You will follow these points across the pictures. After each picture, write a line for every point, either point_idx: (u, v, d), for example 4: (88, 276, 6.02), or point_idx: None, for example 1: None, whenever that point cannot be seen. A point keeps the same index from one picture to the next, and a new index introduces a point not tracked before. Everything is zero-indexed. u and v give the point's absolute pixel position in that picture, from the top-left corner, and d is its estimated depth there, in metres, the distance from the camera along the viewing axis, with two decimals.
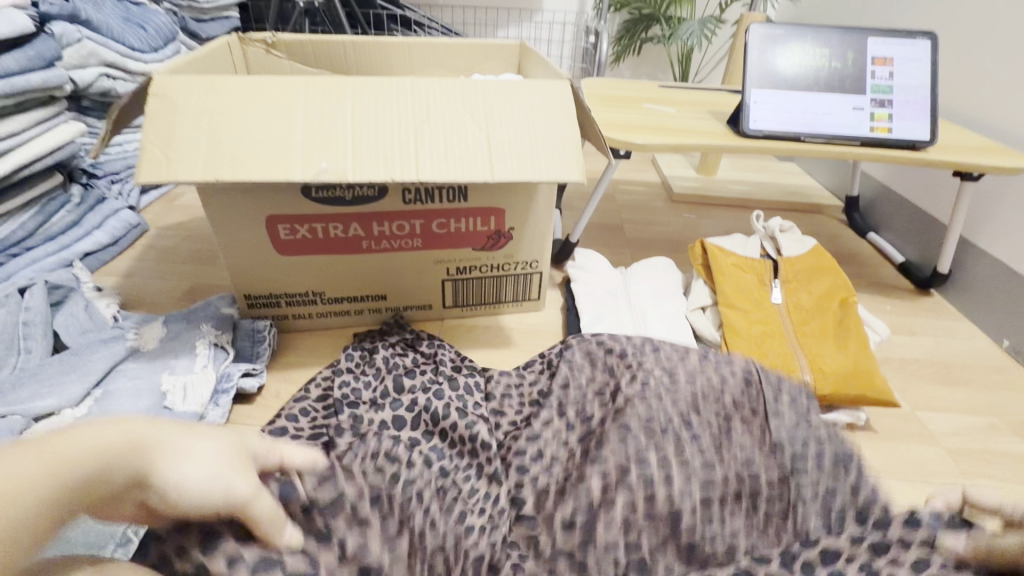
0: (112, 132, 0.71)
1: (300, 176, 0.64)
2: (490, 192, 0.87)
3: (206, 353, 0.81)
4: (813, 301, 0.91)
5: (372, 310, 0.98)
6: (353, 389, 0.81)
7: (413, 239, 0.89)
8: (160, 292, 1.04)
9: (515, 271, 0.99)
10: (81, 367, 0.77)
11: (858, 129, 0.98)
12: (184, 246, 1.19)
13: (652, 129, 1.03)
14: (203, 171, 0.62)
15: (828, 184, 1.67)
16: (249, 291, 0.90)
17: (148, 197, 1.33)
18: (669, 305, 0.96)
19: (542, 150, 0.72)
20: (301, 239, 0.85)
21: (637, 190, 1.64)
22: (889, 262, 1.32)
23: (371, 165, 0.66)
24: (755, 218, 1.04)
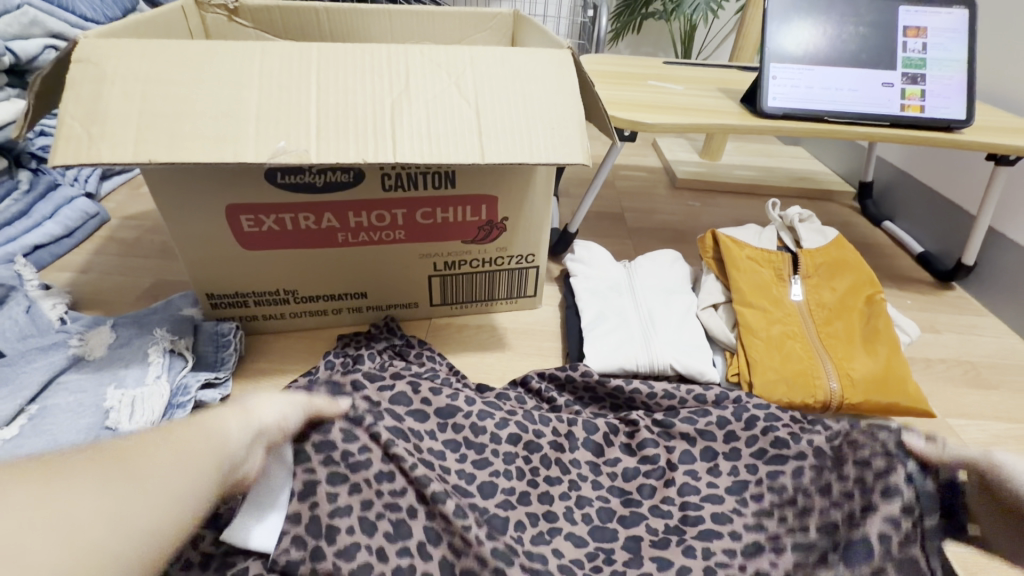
0: (36, 107, 0.61)
1: (253, 158, 0.54)
2: (481, 178, 0.77)
3: (160, 362, 0.72)
4: (837, 298, 0.83)
5: (352, 309, 0.89)
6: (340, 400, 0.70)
7: (395, 230, 0.80)
8: (117, 289, 0.94)
9: (509, 265, 0.90)
10: (14, 381, 0.67)
11: (887, 108, 0.88)
12: (147, 237, 1.08)
13: (660, 107, 0.93)
14: (135, 152, 0.52)
15: (839, 169, 1.58)
16: (211, 289, 0.80)
17: (109, 183, 1.22)
18: (679, 302, 0.88)
19: (539, 128, 0.62)
20: (267, 231, 0.76)
21: (638, 176, 1.55)
22: (907, 252, 1.24)
23: (338, 145, 0.56)
24: (771, 206, 0.96)
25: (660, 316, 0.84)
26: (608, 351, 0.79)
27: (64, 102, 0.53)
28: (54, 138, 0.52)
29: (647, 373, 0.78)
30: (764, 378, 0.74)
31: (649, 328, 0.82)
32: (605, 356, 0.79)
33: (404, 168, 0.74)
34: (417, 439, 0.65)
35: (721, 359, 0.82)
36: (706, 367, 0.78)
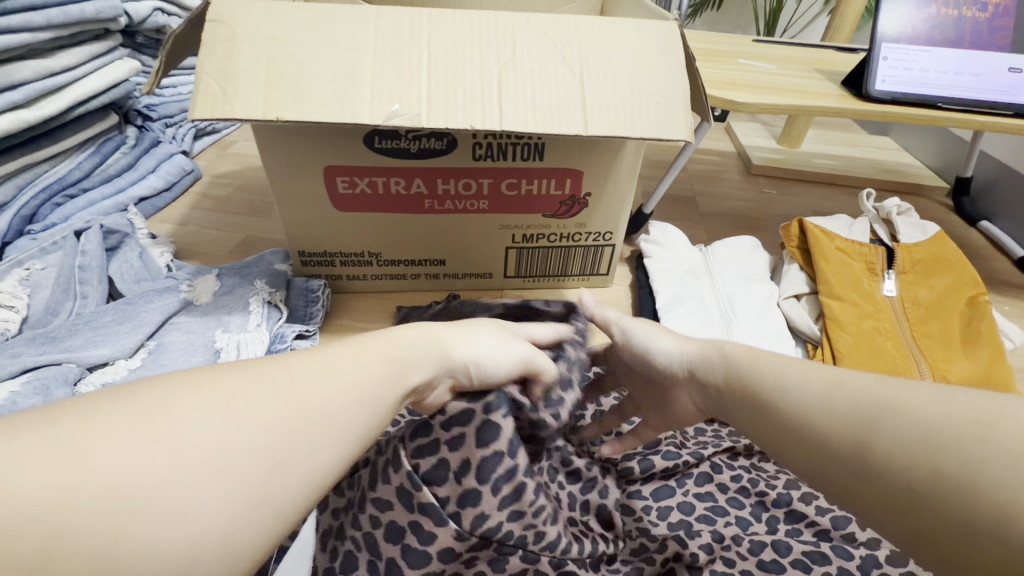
0: (167, 65, 0.65)
1: (369, 120, 0.56)
2: (571, 152, 0.77)
3: (260, 312, 0.77)
4: (933, 296, 0.79)
5: (430, 275, 0.91)
6: None
7: (479, 200, 0.81)
8: (212, 242, 1.01)
9: (586, 242, 0.90)
10: (136, 318, 0.74)
11: (1013, 95, 0.82)
12: (236, 195, 1.15)
13: (755, 87, 0.89)
14: (265, 110, 0.55)
15: (933, 163, 1.47)
16: (303, 248, 0.84)
17: (202, 142, 1.29)
18: (758, 290, 0.85)
19: (643, 101, 0.62)
20: (361, 194, 0.79)
21: (710, 160, 1.50)
22: (1005, 255, 1.16)
23: (448, 111, 0.57)
24: (866, 195, 0.91)
25: (740, 303, 0.83)
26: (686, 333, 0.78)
27: (200, 59, 0.56)
28: (192, 93, 0.55)
29: None
30: None
31: (728, 313, 0.81)
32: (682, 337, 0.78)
33: (495, 139, 0.75)
34: None
35: (802, 351, 0.80)
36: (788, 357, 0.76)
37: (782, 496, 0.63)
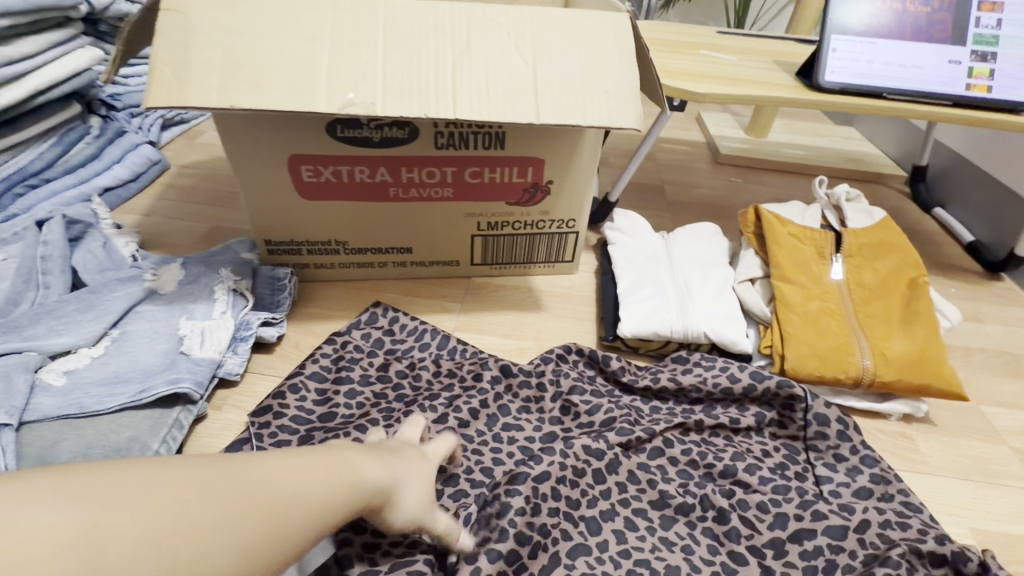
0: (123, 54, 0.65)
1: (325, 109, 0.57)
2: (531, 140, 0.79)
3: (225, 300, 0.77)
4: (877, 279, 0.83)
5: (397, 263, 0.93)
6: (379, 374, 0.77)
7: (444, 188, 0.83)
8: (179, 232, 1.00)
9: (549, 230, 0.92)
10: (99, 307, 0.74)
11: (952, 86, 0.86)
12: (205, 185, 1.14)
13: (713, 77, 0.92)
14: (220, 98, 0.55)
15: (893, 152, 1.52)
16: (269, 237, 0.85)
17: (170, 133, 1.28)
18: (715, 275, 0.88)
19: (595, 91, 0.64)
20: (324, 182, 0.79)
21: (680, 150, 1.53)
22: (955, 241, 1.21)
23: (403, 100, 0.59)
24: (819, 182, 0.94)
25: (698, 287, 0.86)
26: (644, 317, 0.81)
27: (155, 47, 0.56)
28: (147, 82, 0.55)
29: (681, 340, 0.80)
30: (797, 352, 0.76)
31: (686, 297, 0.84)
32: (640, 321, 0.81)
33: (456, 128, 0.76)
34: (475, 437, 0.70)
35: (755, 332, 0.84)
36: (739, 338, 0.79)
37: (727, 467, 0.67)
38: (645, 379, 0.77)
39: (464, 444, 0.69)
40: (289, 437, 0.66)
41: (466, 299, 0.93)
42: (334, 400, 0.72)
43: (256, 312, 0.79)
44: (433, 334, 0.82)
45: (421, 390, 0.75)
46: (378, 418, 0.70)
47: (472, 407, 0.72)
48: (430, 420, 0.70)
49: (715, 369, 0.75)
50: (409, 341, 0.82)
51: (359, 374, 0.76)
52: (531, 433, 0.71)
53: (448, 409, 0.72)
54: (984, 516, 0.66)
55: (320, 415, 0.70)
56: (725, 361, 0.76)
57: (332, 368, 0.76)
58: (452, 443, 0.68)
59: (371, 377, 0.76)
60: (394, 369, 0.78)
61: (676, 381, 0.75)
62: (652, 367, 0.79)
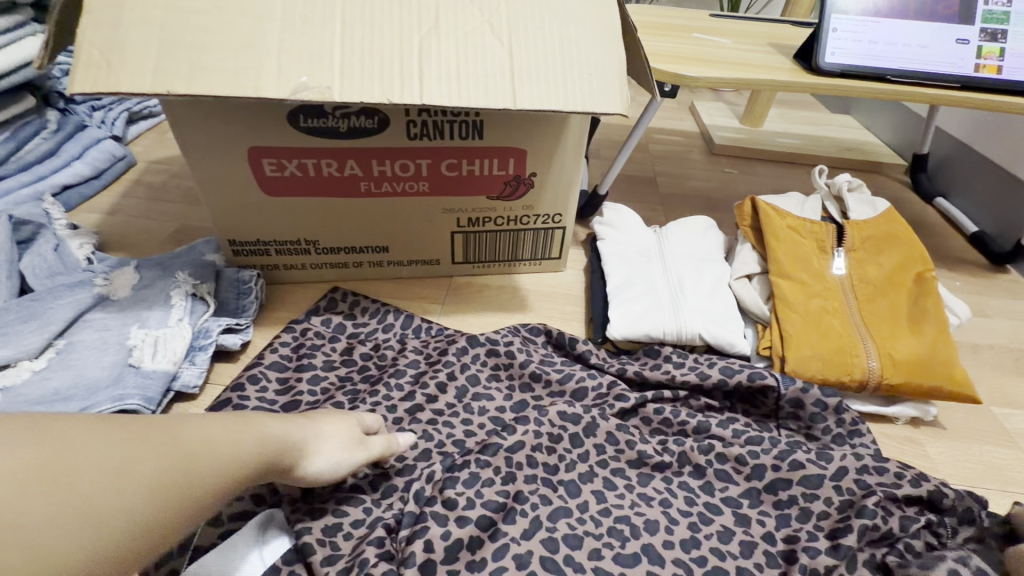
0: (56, 37, 0.59)
1: (274, 94, 0.51)
2: (512, 129, 0.73)
3: (183, 305, 0.72)
4: (882, 274, 0.78)
5: (373, 262, 0.87)
6: (345, 361, 0.73)
7: (419, 182, 0.77)
8: (142, 232, 0.94)
9: (535, 225, 0.86)
10: (43, 315, 0.68)
11: (960, 67, 0.80)
12: (173, 182, 1.08)
13: (706, 61, 0.86)
14: (154, 84, 0.50)
15: (892, 140, 1.47)
16: (233, 236, 0.79)
17: (136, 127, 1.21)
18: (711, 271, 0.83)
19: (576, 72, 0.58)
20: (289, 177, 0.74)
21: (673, 140, 1.48)
22: (959, 231, 1.16)
23: (363, 83, 0.53)
24: (818, 172, 0.89)
25: (692, 284, 0.81)
26: (635, 317, 0.76)
27: (81, 27, 0.50)
28: (71, 65, 0.50)
29: (674, 342, 0.75)
30: (798, 354, 0.71)
31: (679, 295, 0.79)
32: (630, 322, 0.75)
33: (430, 116, 0.71)
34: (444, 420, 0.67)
35: (752, 332, 0.79)
36: (737, 339, 0.74)
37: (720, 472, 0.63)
38: (621, 359, 0.74)
39: (431, 423, 0.66)
40: None
41: (447, 300, 0.87)
42: (297, 388, 0.68)
43: (217, 318, 0.74)
44: (396, 315, 0.80)
45: (387, 367, 0.73)
46: (344, 400, 0.67)
47: (439, 383, 0.70)
48: (396, 398, 0.68)
49: (685, 366, 0.71)
50: (372, 323, 0.79)
51: (322, 360, 0.73)
52: (501, 404, 0.69)
53: (415, 386, 0.70)
54: None
55: (283, 404, 0.66)
56: (702, 357, 0.72)
57: (293, 356, 0.73)
58: (422, 418, 0.66)
59: (336, 362, 0.73)
60: (359, 357, 0.74)
61: (642, 375, 0.71)
62: (621, 358, 0.75)
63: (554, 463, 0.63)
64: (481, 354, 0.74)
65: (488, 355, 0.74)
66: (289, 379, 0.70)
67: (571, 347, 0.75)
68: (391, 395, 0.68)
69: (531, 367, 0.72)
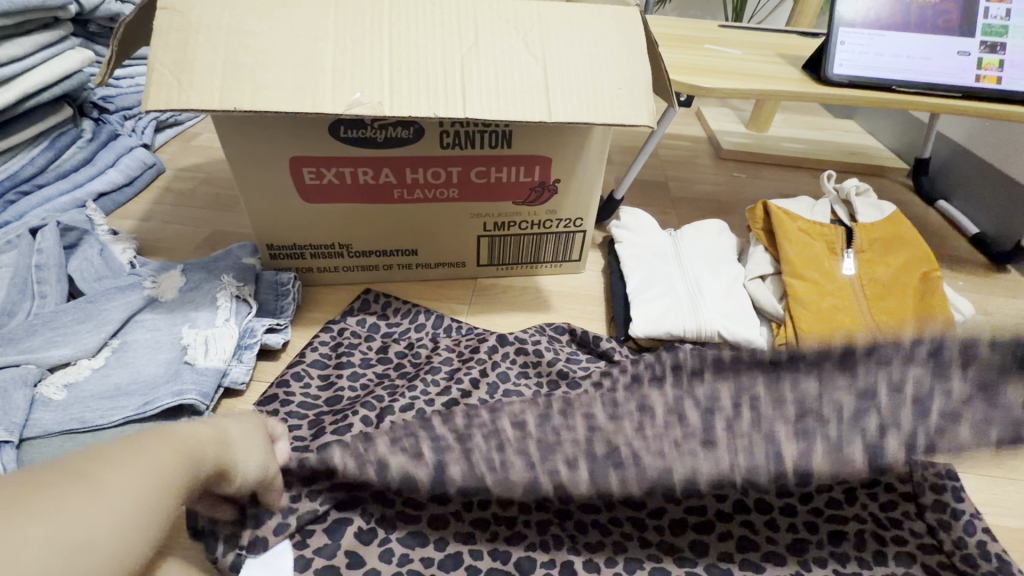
0: (118, 56, 0.63)
1: (332, 109, 0.55)
2: (539, 138, 0.77)
3: (229, 307, 0.75)
4: (889, 274, 0.82)
5: (402, 265, 0.91)
6: (381, 360, 0.77)
7: (449, 188, 0.81)
8: (178, 237, 0.98)
9: (557, 229, 0.90)
10: (98, 317, 0.72)
11: (962, 78, 0.85)
12: (202, 189, 1.12)
13: (720, 72, 0.90)
14: (221, 100, 0.54)
15: (894, 145, 1.52)
16: (272, 241, 0.83)
17: (164, 135, 1.25)
18: (726, 272, 0.87)
19: (606, 87, 0.62)
20: (328, 184, 0.78)
21: (681, 145, 1.52)
22: (959, 233, 1.20)
23: (411, 99, 0.57)
24: (827, 177, 0.94)
25: (709, 284, 0.85)
26: (656, 316, 0.80)
27: (153, 48, 0.54)
28: (145, 82, 0.54)
29: (694, 340, 0.79)
30: (813, 349, 0.75)
31: (697, 295, 0.83)
32: (651, 321, 0.79)
33: (462, 127, 0.75)
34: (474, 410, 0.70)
35: (767, 330, 0.83)
36: (753, 336, 0.78)
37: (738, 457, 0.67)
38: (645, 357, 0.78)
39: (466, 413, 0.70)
40: (295, 423, 0.66)
41: (473, 301, 0.91)
42: (338, 384, 0.72)
43: (260, 319, 0.77)
44: (428, 314, 0.84)
45: (422, 364, 0.76)
46: (384, 394, 0.70)
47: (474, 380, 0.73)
48: (433, 394, 0.71)
49: (704, 362, 0.75)
50: (404, 323, 0.83)
51: (359, 358, 0.76)
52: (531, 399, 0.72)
53: (450, 381, 0.73)
54: (1003, 511, 0.66)
55: (326, 400, 0.70)
56: (716, 354, 0.76)
57: (333, 355, 0.76)
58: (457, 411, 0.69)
59: (374, 361, 0.76)
60: (395, 355, 0.78)
61: (664, 371, 0.75)
62: (643, 355, 0.79)
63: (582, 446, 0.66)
64: (509, 352, 0.78)
65: (517, 353, 0.77)
66: (331, 376, 0.73)
67: (596, 346, 0.79)
68: (428, 388, 0.72)
69: (556, 366, 0.76)
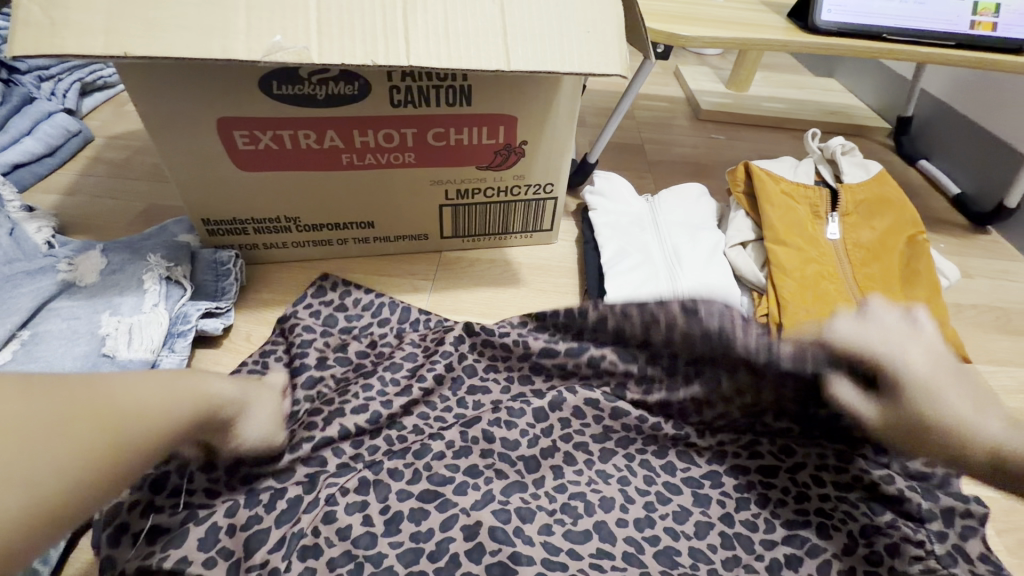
0: None
1: (246, 56, 0.46)
2: (501, 94, 0.69)
3: (157, 290, 0.68)
4: (875, 238, 0.78)
5: (358, 239, 0.83)
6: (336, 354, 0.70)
7: (404, 153, 0.73)
8: (106, 213, 0.88)
9: (526, 196, 0.83)
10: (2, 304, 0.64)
11: (955, 24, 0.79)
12: (136, 158, 1.01)
13: (701, 19, 0.82)
14: (107, 44, 0.44)
15: (876, 103, 1.47)
16: (207, 215, 0.74)
17: (91, 99, 1.12)
18: (706, 239, 0.82)
19: (572, 29, 0.55)
20: (264, 150, 0.69)
21: (659, 106, 1.44)
22: (941, 193, 1.17)
23: (343, 43, 0.49)
24: (811, 135, 0.88)
25: (688, 253, 0.79)
26: (631, 289, 0.75)
27: None
28: (11, 23, 0.44)
29: None
30: (796, 319, 0.70)
31: (675, 265, 0.77)
32: (627, 293, 0.74)
33: (414, 81, 0.66)
34: (431, 411, 0.65)
35: (748, 299, 0.79)
36: (735, 308, 0.73)
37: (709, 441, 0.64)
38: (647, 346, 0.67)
39: (422, 414, 0.65)
40: None
41: (437, 277, 0.84)
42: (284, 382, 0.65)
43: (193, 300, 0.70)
44: (392, 307, 0.76)
45: (382, 359, 0.70)
46: (334, 393, 0.64)
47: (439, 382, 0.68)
48: (390, 392, 0.65)
49: None
50: (362, 310, 0.76)
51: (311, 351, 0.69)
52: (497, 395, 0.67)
53: (410, 379, 0.67)
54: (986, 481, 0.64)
55: None
56: None
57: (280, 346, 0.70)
58: (414, 413, 0.64)
59: (333, 362, 0.69)
60: (352, 350, 0.71)
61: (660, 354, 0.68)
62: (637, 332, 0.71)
63: (540, 446, 0.62)
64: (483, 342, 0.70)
65: (490, 345, 0.70)
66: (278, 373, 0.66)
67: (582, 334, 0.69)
68: (386, 388, 0.66)
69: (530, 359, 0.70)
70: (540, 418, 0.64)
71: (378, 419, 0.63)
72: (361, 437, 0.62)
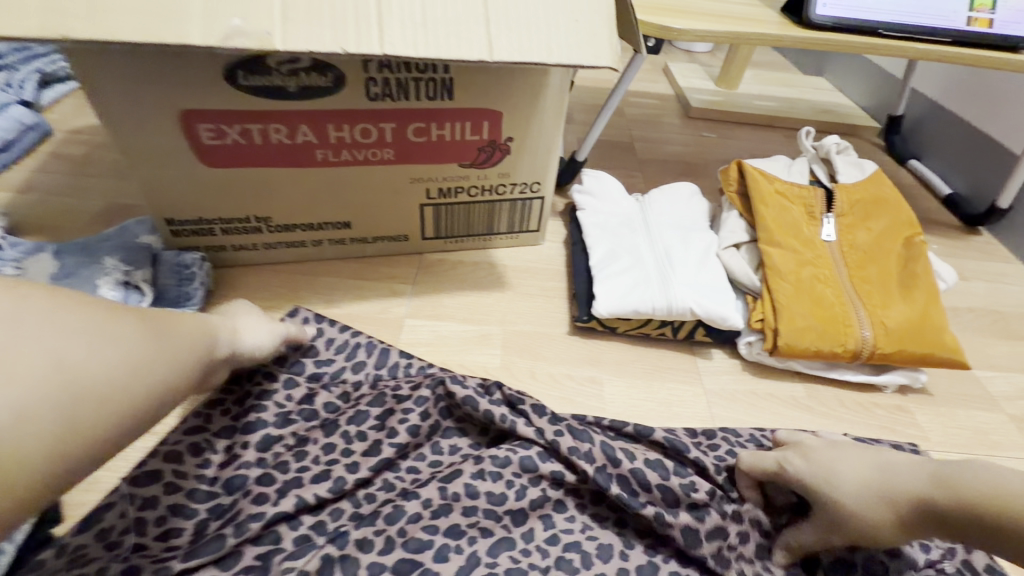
0: None
1: (201, 41, 0.42)
2: (485, 87, 0.66)
3: (113, 296, 0.64)
4: (871, 240, 0.75)
5: (334, 241, 0.79)
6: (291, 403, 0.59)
7: (383, 149, 0.69)
8: (63, 212, 0.83)
9: (512, 195, 0.80)
10: None
11: (952, 20, 0.77)
12: (98, 154, 0.95)
13: (693, 12, 0.79)
14: (42, 26, 0.40)
15: (865, 102, 1.45)
16: (170, 215, 0.69)
17: (51, 91, 1.06)
18: (698, 241, 0.79)
19: (559, 18, 0.51)
20: (231, 145, 0.64)
21: (648, 104, 1.41)
22: (932, 194, 1.16)
23: (309, 28, 0.45)
24: (805, 133, 0.85)
25: (680, 256, 0.76)
26: (621, 293, 0.71)
27: None
28: None
29: (664, 318, 0.71)
30: (792, 325, 0.68)
31: (667, 268, 0.74)
32: (617, 298, 0.71)
33: (392, 73, 0.62)
34: (403, 469, 0.56)
35: (743, 303, 0.76)
36: (729, 313, 0.70)
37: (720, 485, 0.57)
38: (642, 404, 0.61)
39: (395, 476, 0.56)
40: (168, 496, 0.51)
41: (418, 281, 0.80)
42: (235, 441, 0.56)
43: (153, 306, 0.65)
44: (369, 350, 0.66)
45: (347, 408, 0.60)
46: (291, 459, 0.55)
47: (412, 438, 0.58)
48: (356, 450, 0.56)
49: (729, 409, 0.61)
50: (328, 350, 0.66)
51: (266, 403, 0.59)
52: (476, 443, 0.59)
53: (380, 434, 0.57)
54: None
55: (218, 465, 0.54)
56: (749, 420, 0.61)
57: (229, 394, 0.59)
58: (382, 474, 0.55)
59: (291, 415, 0.58)
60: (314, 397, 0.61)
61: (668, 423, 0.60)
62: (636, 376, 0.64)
63: (528, 499, 0.55)
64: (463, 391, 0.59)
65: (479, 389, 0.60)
66: (224, 433, 0.56)
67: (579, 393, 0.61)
68: (353, 448, 0.56)
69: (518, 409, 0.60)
70: (527, 469, 0.56)
71: (343, 488, 0.53)
72: (322, 507, 0.52)
